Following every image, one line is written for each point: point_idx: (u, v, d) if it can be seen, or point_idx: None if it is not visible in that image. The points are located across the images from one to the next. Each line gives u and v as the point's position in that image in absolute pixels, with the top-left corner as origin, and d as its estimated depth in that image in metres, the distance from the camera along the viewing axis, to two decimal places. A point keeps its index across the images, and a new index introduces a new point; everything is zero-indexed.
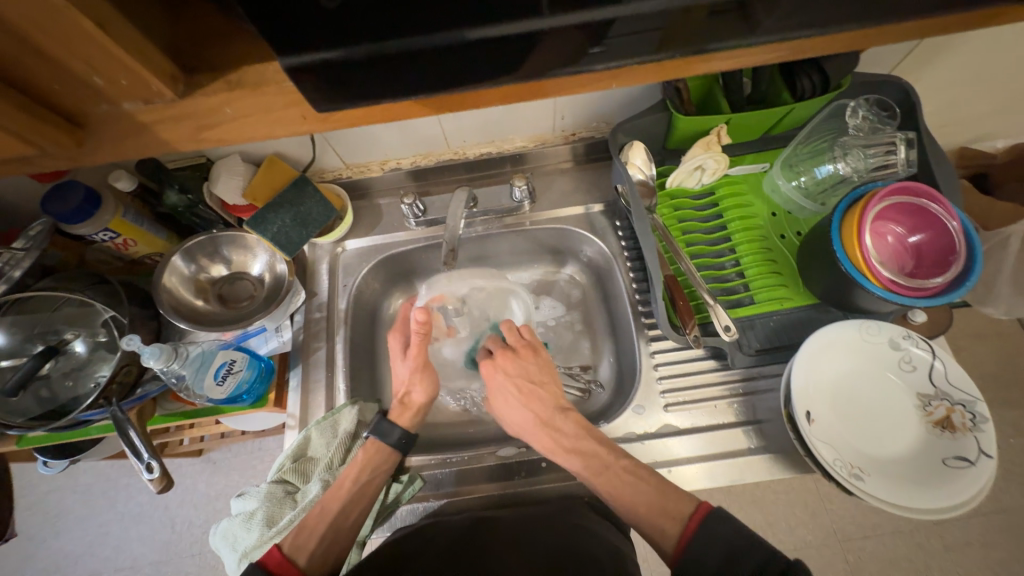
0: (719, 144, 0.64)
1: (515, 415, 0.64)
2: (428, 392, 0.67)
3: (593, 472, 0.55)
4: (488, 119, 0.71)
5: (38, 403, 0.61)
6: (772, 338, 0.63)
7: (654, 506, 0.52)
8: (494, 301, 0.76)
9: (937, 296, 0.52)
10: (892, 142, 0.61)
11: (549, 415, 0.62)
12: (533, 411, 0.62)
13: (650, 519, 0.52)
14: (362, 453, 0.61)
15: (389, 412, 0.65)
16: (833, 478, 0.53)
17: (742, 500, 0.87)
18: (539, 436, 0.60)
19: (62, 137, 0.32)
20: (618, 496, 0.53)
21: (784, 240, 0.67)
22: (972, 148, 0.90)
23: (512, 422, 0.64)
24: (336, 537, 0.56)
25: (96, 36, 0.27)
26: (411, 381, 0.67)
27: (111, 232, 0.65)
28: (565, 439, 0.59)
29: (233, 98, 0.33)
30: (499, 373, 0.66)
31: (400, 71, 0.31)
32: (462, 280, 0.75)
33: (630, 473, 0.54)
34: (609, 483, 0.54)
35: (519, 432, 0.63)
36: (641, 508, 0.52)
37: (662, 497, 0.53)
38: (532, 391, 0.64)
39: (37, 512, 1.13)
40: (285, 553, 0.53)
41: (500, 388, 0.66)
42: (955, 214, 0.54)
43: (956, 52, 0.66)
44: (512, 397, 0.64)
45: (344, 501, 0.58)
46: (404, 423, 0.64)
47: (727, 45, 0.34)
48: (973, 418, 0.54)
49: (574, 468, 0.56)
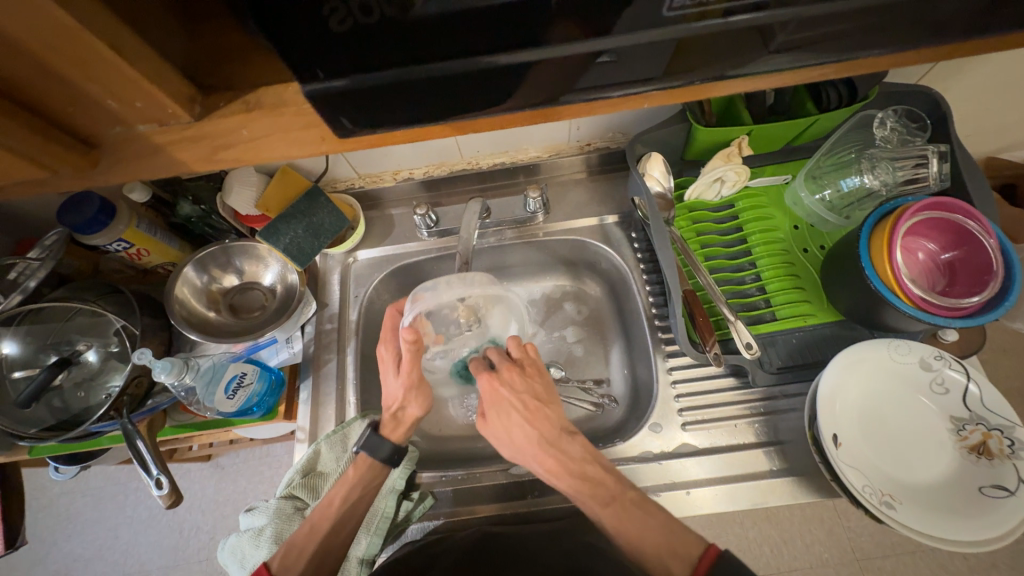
0: (740, 155, 0.62)
1: (513, 437, 0.58)
2: (423, 405, 0.63)
3: (600, 504, 0.53)
4: (502, 129, 0.70)
5: (50, 413, 0.60)
6: (795, 355, 0.60)
7: (662, 545, 0.49)
8: (486, 303, 0.68)
9: (973, 317, 0.50)
10: (924, 154, 0.59)
11: (553, 437, 0.57)
12: (533, 435, 0.57)
13: (652, 551, 0.49)
14: (353, 469, 0.58)
15: (380, 425, 0.61)
16: (862, 506, 0.51)
17: (757, 516, 0.84)
18: (545, 458, 0.56)
19: (72, 158, 0.31)
20: (622, 528, 0.51)
21: (807, 254, 0.65)
22: (998, 158, 0.87)
23: (504, 445, 0.58)
24: (324, 556, 0.54)
25: (111, 59, 0.26)
26: (407, 396, 0.62)
27: (125, 243, 0.64)
28: (571, 462, 0.56)
29: (250, 120, 0.32)
30: (500, 391, 0.59)
31: (413, 94, 0.30)
32: (450, 286, 0.66)
33: (637, 507, 0.52)
34: (614, 514, 0.52)
35: (516, 455, 0.58)
36: (647, 544, 0.50)
37: (670, 538, 0.50)
38: (534, 412, 0.58)
39: (47, 514, 1.14)
40: (274, 573, 0.52)
41: (502, 407, 0.59)
42: (992, 231, 0.52)
43: (987, 62, 0.63)
44: (513, 418, 0.58)
45: (335, 517, 0.56)
46: (397, 437, 0.61)
47: (748, 65, 0.32)
48: (1011, 444, 0.51)
49: (579, 496, 0.54)
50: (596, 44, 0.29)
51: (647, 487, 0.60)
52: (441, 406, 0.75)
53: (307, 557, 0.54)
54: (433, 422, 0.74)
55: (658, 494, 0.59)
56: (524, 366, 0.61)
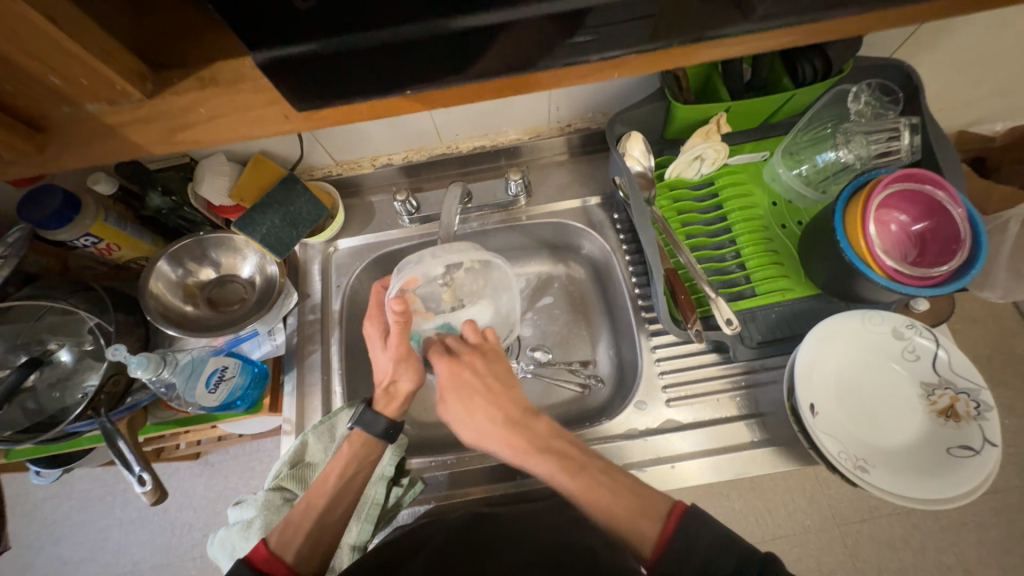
0: (718, 132, 0.62)
1: (475, 419, 0.59)
2: (415, 378, 0.63)
3: (570, 473, 0.53)
4: (480, 111, 0.69)
5: (25, 415, 0.58)
6: (775, 329, 0.62)
7: (631, 508, 0.50)
8: (474, 281, 0.69)
9: (942, 285, 0.51)
10: (896, 127, 0.60)
11: (517, 416, 0.58)
12: (495, 415, 0.58)
13: (627, 521, 0.50)
14: (348, 446, 0.58)
15: (373, 401, 0.62)
16: (838, 471, 0.53)
17: (742, 488, 0.87)
18: (511, 437, 0.57)
19: (15, 140, 0.32)
20: (591, 496, 0.51)
21: (785, 229, 0.66)
22: (970, 131, 0.89)
23: (467, 429, 0.59)
24: (319, 538, 0.53)
25: (46, 28, 0.26)
26: (397, 369, 0.63)
27: (93, 238, 0.62)
28: (537, 439, 0.56)
29: (207, 97, 0.33)
30: (462, 374, 0.61)
31: (379, 63, 0.30)
32: (435, 258, 0.64)
33: (603, 474, 0.53)
34: (585, 484, 0.52)
35: (479, 438, 0.58)
36: (616, 507, 0.50)
37: (640, 501, 0.51)
38: (495, 395, 0.60)
39: (33, 519, 1.12)
40: (272, 550, 0.52)
41: (463, 391, 0.60)
42: (960, 200, 0.53)
43: (957, 34, 0.64)
44: (476, 401, 0.59)
45: (330, 496, 0.56)
46: (392, 412, 0.61)
47: (719, 31, 0.33)
48: (977, 407, 0.53)
49: (548, 469, 0.54)
50: (563, 7, 0.29)
51: (634, 463, 0.61)
52: (429, 393, 0.74)
53: (305, 533, 0.53)
54: (421, 409, 0.74)
55: (643, 469, 0.60)
56: (484, 351, 0.64)
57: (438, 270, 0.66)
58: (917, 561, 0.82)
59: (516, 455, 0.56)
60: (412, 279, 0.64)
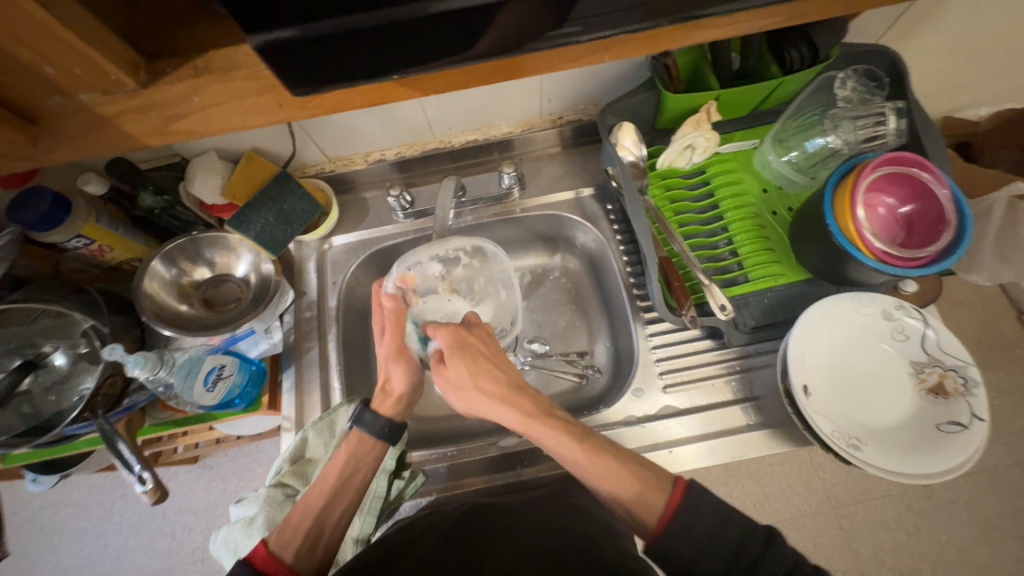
0: (709, 121, 0.63)
1: (478, 382, 0.57)
2: (408, 377, 0.62)
3: (577, 439, 0.52)
4: (472, 104, 0.69)
5: (21, 419, 0.58)
6: (768, 314, 0.63)
7: (637, 476, 0.50)
8: (475, 279, 0.71)
9: (929, 265, 0.52)
10: (882, 112, 0.62)
11: (518, 384, 0.57)
12: (500, 378, 0.57)
13: (634, 489, 0.49)
14: (344, 445, 0.58)
15: (370, 401, 0.61)
16: (832, 450, 0.54)
17: (740, 475, 0.89)
18: (519, 403, 0.55)
19: (11, 133, 0.33)
20: (598, 463, 0.51)
21: (776, 216, 0.67)
22: (955, 117, 0.91)
23: (467, 391, 0.57)
24: (320, 533, 0.53)
25: (40, 18, 0.27)
26: (387, 365, 0.62)
27: (84, 239, 0.62)
28: (543, 405, 0.56)
29: (201, 85, 0.33)
30: (465, 338, 0.59)
31: (367, 45, 0.30)
32: (429, 253, 0.69)
33: (607, 443, 0.53)
34: (591, 451, 0.51)
35: (482, 403, 0.56)
36: (620, 476, 0.50)
37: (637, 478, 0.50)
38: (483, 366, 0.58)
39: (30, 528, 1.11)
40: (271, 550, 0.50)
41: (468, 354, 0.58)
42: (945, 182, 0.55)
43: (940, 19, 0.65)
44: (479, 359, 0.58)
45: (327, 495, 0.55)
46: (388, 411, 0.60)
47: (704, 11, 0.33)
48: (965, 383, 0.54)
49: (556, 435, 0.52)
50: None
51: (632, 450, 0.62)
52: (428, 387, 0.75)
53: (303, 535, 0.52)
54: (421, 403, 0.74)
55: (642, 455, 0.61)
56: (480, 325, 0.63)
57: (434, 267, 0.70)
58: (911, 541, 0.84)
59: (520, 420, 0.54)
60: (409, 276, 0.68)
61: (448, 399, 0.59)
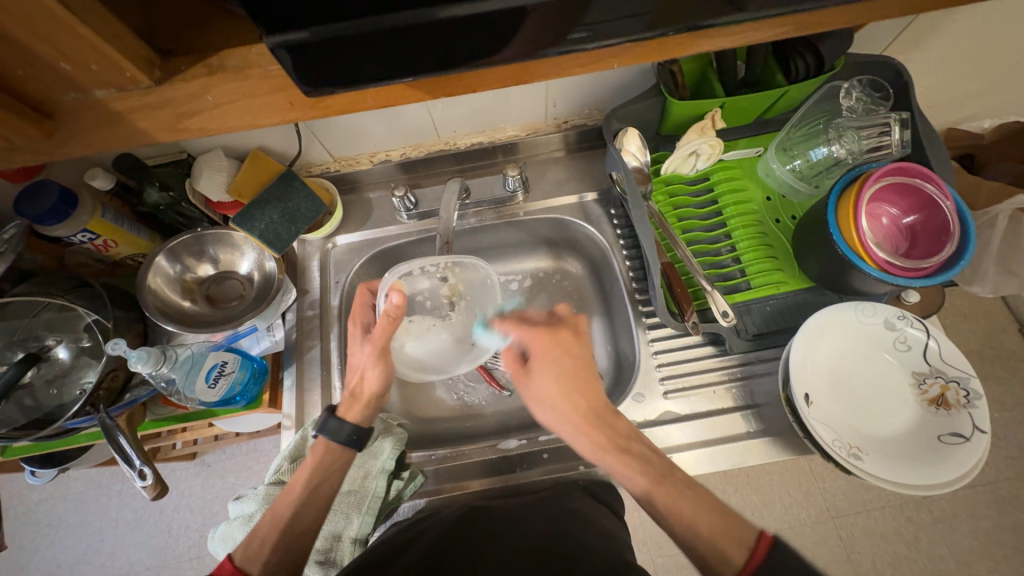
0: (713, 128, 0.63)
1: (563, 406, 0.54)
2: (379, 380, 0.59)
3: (653, 480, 0.50)
4: (479, 106, 0.69)
5: (22, 412, 0.58)
6: (769, 322, 0.63)
7: (716, 526, 0.46)
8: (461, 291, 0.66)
9: (931, 277, 0.52)
10: (887, 122, 0.61)
11: (602, 411, 0.54)
12: (581, 405, 0.54)
13: (712, 542, 0.45)
14: (309, 455, 0.56)
15: (337, 406, 0.59)
16: (832, 459, 0.53)
17: (738, 483, 0.89)
18: (594, 434, 0.53)
19: (26, 127, 0.33)
20: (674, 509, 0.48)
21: (779, 224, 0.67)
22: (958, 128, 0.91)
23: (546, 409, 0.55)
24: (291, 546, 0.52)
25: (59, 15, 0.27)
26: (365, 366, 0.59)
27: (89, 233, 0.62)
28: (620, 439, 0.53)
29: (214, 84, 0.34)
30: (556, 352, 0.56)
31: (378, 47, 0.31)
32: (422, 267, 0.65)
33: (686, 488, 0.50)
34: (667, 496, 0.49)
35: (558, 423, 0.55)
36: (706, 523, 0.46)
37: (724, 519, 0.47)
38: (570, 387, 0.55)
39: (27, 521, 1.11)
40: (238, 564, 0.51)
41: (554, 370, 0.55)
42: (949, 194, 0.54)
43: (947, 31, 0.65)
44: (565, 381, 0.55)
45: (293, 506, 0.53)
46: (353, 417, 0.58)
47: (721, 19, 0.33)
48: (967, 395, 0.54)
49: (631, 474, 0.51)
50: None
51: None
52: (429, 388, 0.75)
53: (273, 546, 0.51)
54: (422, 405, 0.74)
55: None
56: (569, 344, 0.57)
57: (423, 282, 0.65)
58: (911, 553, 0.84)
59: (592, 452, 0.53)
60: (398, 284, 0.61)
61: (530, 405, 0.57)
